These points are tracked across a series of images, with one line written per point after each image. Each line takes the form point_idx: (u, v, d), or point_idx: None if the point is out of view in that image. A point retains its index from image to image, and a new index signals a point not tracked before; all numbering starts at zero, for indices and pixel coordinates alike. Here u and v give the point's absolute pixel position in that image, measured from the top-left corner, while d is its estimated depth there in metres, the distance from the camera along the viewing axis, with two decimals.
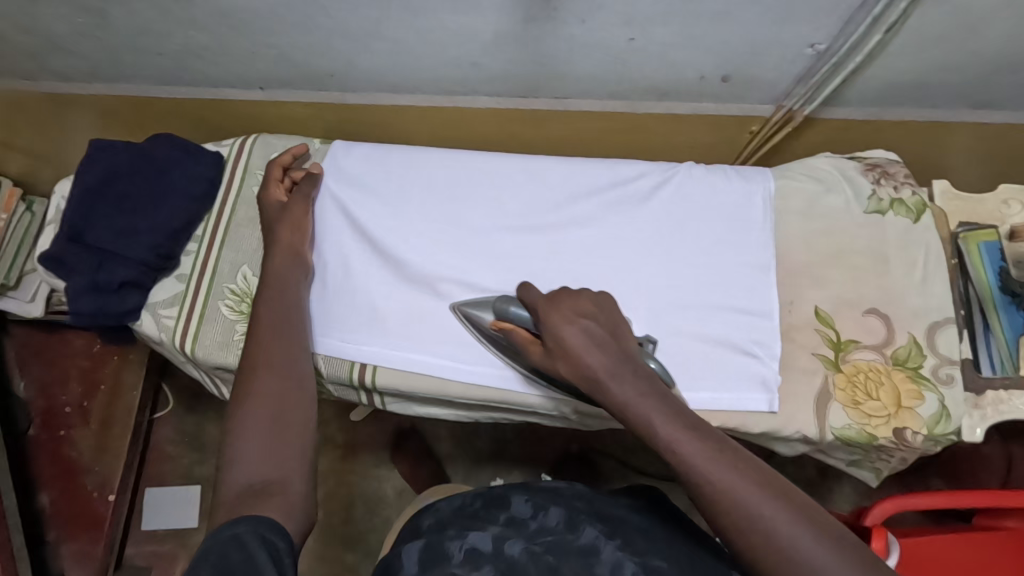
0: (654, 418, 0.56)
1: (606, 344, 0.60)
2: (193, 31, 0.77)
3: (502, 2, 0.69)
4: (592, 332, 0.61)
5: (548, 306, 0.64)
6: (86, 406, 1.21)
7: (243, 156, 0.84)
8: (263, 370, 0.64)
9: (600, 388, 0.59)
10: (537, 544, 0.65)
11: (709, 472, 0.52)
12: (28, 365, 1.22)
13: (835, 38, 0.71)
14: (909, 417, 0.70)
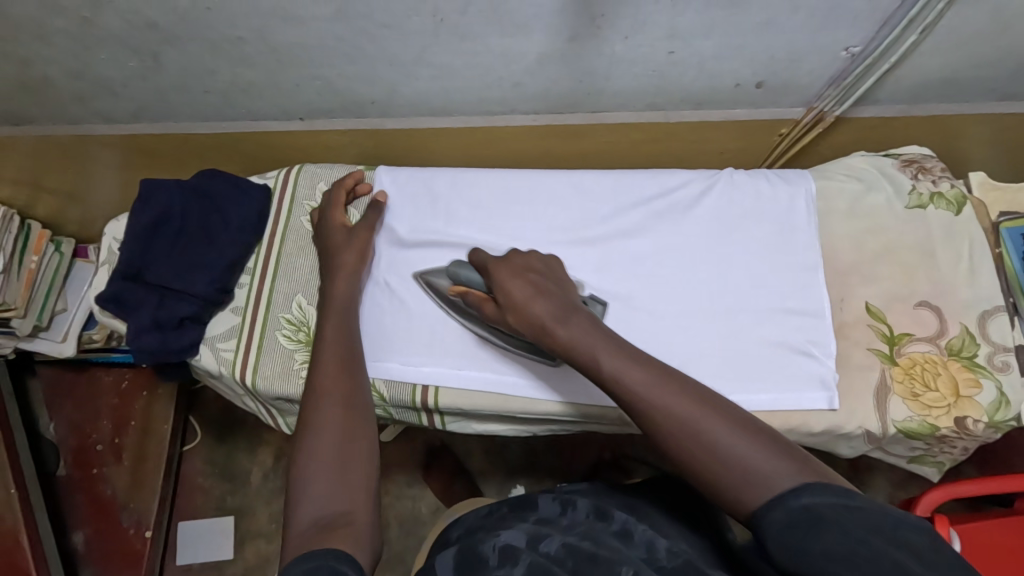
0: (642, 384, 0.54)
1: (548, 294, 0.64)
2: (237, 67, 0.78)
3: (549, 24, 0.69)
4: (536, 287, 0.65)
5: (505, 267, 0.68)
6: (119, 443, 1.21)
7: (289, 187, 0.85)
8: (325, 401, 0.61)
9: (605, 373, 0.57)
10: (570, 534, 0.65)
11: (704, 423, 0.51)
12: (58, 405, 1.23)
13: (873, 40, 0.72)
14: (969, 406, 0.71)
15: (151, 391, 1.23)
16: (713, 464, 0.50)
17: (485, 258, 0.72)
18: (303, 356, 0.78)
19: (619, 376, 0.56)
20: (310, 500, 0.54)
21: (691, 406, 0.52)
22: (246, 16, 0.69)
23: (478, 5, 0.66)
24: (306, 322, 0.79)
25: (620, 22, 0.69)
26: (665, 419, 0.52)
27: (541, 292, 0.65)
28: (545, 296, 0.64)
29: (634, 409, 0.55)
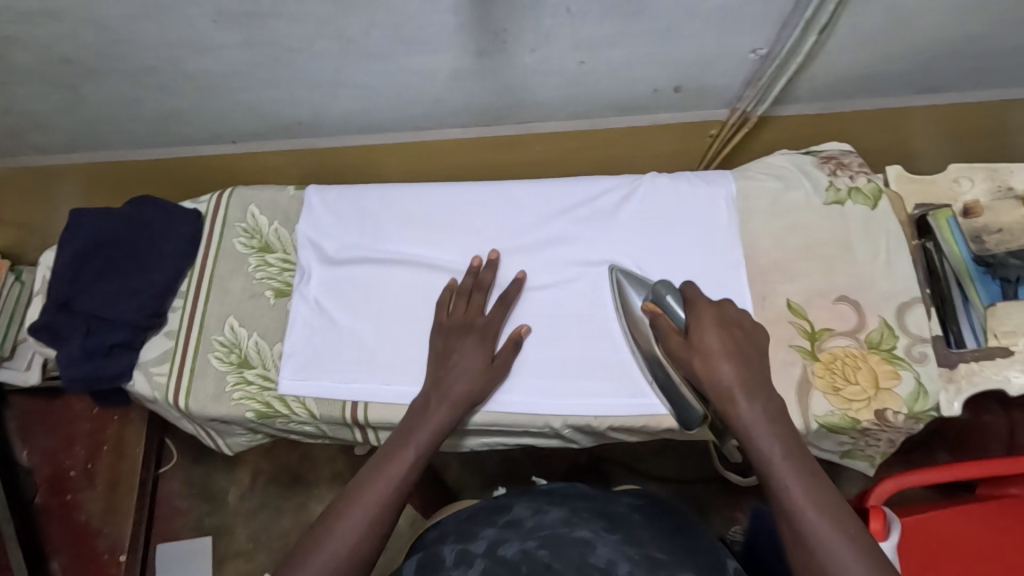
0: (791, 484, 0.60)
1: (741, 357, 0.66)
2: (160, 95, 0.80)
3: (455, 39, 0.70)
4: (734, 353, 0.66)
5: (719, 321, 0.69)
6: (91, 469, 1.27)
7: (221, 210, 0.86)
8: (366, 489, 0.66)
9: (762, 462, 0.61)
10: (531, 539, 0.71)
11: (824, 527, 0.57)
12: (33, 435, 1.29)
13: (775, 41, 0.74)
14: (890, 398, 0.71)
15: (121, 419, 1.30)
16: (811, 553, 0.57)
17: (698, 309, 0.70)
18: (235, 377, 0.79)
19: (772, 466, 0.61)
20: (325, 552, 0.61)
21: (809, 505, 0.58)
22: (156, 45, 0.70)
23: (380, 24, 0.68)
24: (238, 343, 0.81)
25: (524, 35, 0.70)
26: (811, 503, 0.58)
27: (740, 369, 0.65)
28: (735, 360, 0.66)
29: (768, 490, 0.61)
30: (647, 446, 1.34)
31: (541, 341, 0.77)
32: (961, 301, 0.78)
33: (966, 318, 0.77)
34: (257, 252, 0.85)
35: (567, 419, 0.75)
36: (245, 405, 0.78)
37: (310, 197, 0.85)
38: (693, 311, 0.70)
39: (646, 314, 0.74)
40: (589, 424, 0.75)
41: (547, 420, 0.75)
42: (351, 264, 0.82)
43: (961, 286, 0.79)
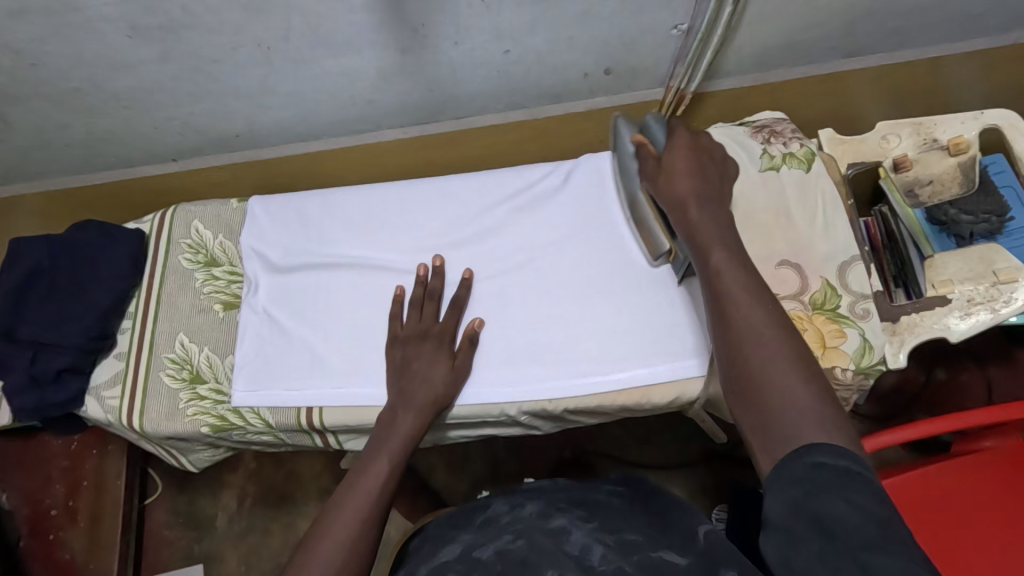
0: (727, 270, 0.55)
1: (705, 177, 0.63)
2: (92, 118, 0.79)
3: (375, 38, 0.71)
4: (694, 169, 0.63)
5: (688, 145, 0.66)
6: (73, 506, 1.13)
7: (165, 229, 0.86)
8: (346, 504, 0.62)
9: (702, 254, 0.58)
10: (506, 534, 0.64)
11: (753, 320, 0.52)
12: (8, 476, 1.12)
13: (694, 16, 0.75)
14: (836, 356, 0.71)
15: (102, 448, 1.15)
16: (735, 342, 0.51)
17: (671, 141, 0.67)
18: (188, 393, 0.78)
19: (716, 262, 0.56)
20: (324, 552, 0.57)
21: (745, 299, 0.53)
22: (76, 66, 0.70)
23: (296, 29, 0.68)
24: (189, 359, 0.80)
25: (444, 29, 0.70)
26: (740, 296, 0.53)
27: (698, 179, 0.63)
28: (699, 177, 0.63)
29: (707, 283, 0.57)
30: (632, 434, 1.34)
31: (490, 332, 0.77)
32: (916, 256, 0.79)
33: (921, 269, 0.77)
34: (204, 267, 0.84)
35: (522, 406, 0.75)
36: (200, 420, 0.77)
37: (248, 212, 0.85)
38: (670, 141, 0.67)
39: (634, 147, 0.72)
40: (547, 409, 0.75)
41: (502, 408, 0.75)
42: (298, 270, 0.82)
43: (916, 244, 0.79)
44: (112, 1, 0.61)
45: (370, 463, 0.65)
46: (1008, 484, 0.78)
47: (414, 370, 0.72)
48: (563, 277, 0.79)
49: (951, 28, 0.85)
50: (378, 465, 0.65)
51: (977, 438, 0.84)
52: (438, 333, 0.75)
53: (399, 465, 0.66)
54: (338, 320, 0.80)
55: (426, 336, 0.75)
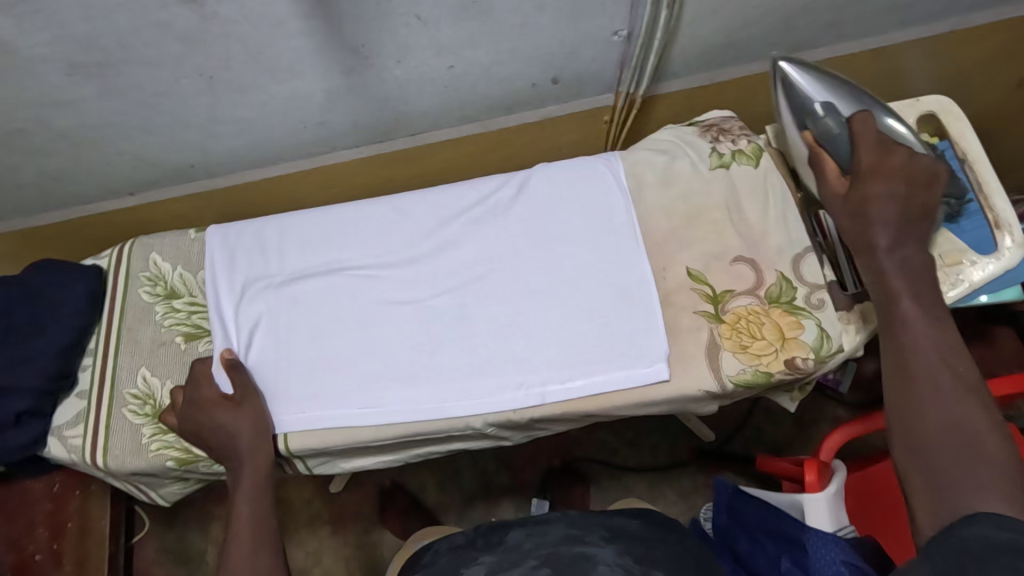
0: (915, 321, 0.59)
1: (904, 212, 0.63)
2: (41, 157, 0.79)
3: (316, 61, 0.71)
4: (896, 212, 0.63)
5: (887, 169, 0.65)
6: (58, 550, 1.11)
7: (123, 262, 0.85)
8: (237, 538, 0.67)
9: (889, 301, 0.61)
10: (530, 558, 0.65)
11: (932, 372, 0.56)
12: None
13: (632, 21, 0.76)
14: (795, 346, 0.72)
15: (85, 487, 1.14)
16: (907, 420, 0.55)
17: (861, 154, 0.66)
18: (151, 429, 0.78)
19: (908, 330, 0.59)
20: None
21: (936, 381, 0.55)
22: (17, 108, 0.70)
23: (237, 57, 0.68)
24: (151, 394, 0.79)
25: (384, 48, 0.71)
26: (931, 377, 0.56)
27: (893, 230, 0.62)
28: (897, 211, 0.63)
29: (894, 348, 0.59)
30: (619, 437, 1.33)
31: (452, 345, 0.78)
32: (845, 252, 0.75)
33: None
34: (163, 299, 0.84)
35: (487, 418, 0.74)
36: (164, 454, 0.76)
37: (208, 241, 0.85)
38: (856, 152, 0.67)
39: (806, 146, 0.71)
40: (515, 422, 0.75)
41: (469, 421, 0.75)
42: (257, 297, 0.82)
43: None
44: (44, 42, 0.61)
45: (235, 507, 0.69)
46: None
47: (209, 427, 0.73)
48: (520, 287, 0.79)
49: (886, 19, 0.87)
50: (242, 506, 0.69)
51: None
52: (203, 382, 0.76)
53: (260, 497, 0.70)
54: (299, 343, 0.80)
55: (192, 390, 0.76)
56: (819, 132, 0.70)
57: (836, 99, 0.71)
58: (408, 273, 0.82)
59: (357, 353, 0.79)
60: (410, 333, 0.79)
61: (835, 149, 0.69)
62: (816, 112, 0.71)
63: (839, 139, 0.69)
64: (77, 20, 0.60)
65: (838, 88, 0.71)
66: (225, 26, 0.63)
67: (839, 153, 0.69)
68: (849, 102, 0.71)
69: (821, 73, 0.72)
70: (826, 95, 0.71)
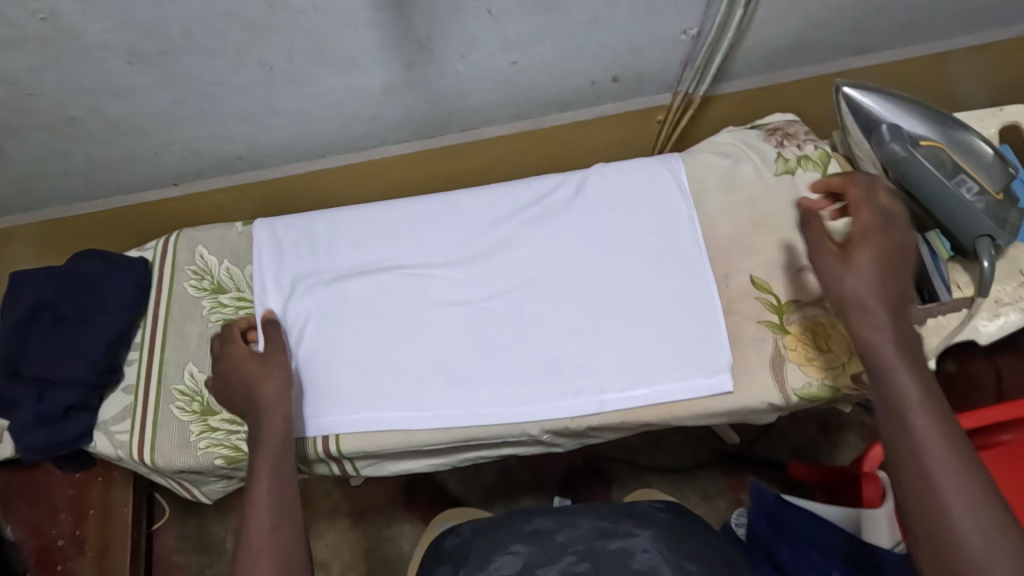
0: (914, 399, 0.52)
1: (892, 279, 0.58)
2: (90, 145, 0.77)
3: (378, 54, 0.69)
4: (876, 241, 0.60)
5: (876, 232, 0.61)
6: (79, 535, 1.12)
7: (169, 254, 0.84)
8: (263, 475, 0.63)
9: (884, 375, 0.54)
10: (566, 553, 0.64)
11: (943, 460, 0.49)
12: (12, 507, 1.13)
13: (704, 20, 0.73)
14: (863, 361, 0.70)
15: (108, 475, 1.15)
16: (911, 464, 0.50)
17: (858, 213, 0.62)
18: (199, 426, 0.76)
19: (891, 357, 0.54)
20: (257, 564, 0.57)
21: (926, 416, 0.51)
22: (72, 94, 0.68)
23: (300, 48, 0.66)
24: (198, 390, 0.78)
25: (449, 41, 0.69)
26: (942, 465, 0.49)
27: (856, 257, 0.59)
28: (886, 272, 0.58)
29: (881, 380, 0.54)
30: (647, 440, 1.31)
31: (507, 349, 0.76)
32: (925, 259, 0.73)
33: (934, 268, 0.73)
34: (211, 294, 0.82)
35: (544, 424, 0.73)
36: (212, 452, 0.75)
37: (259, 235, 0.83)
38: (856, 210, 0.63)
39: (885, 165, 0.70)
40: (572, 429, 0.74)
41: (524, 427, 0.73)
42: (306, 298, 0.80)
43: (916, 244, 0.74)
44: (108, 28, 0.59)
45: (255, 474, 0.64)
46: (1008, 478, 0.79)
47: (240, 377, 0.71)
48: (576, 291, 0.77)
49: (955, 23, 0.84)
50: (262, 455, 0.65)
51: (997, 431, 0.81)
52: (235, 340, 0.74)
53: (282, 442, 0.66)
54: (351, 341, 0.78)
55: (225, 363, 0.73)
56: (884, 156, 0.69)
57: (899, 119, 0.70)
58: (459, 275, 0.80)
59: (410, 354, 0.77)
60: (463, 336, 0.77)
61: (905, 172, 0.69)
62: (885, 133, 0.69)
63: (906, 162, 0.68)
64: (145, 5, 0.57)
65: (905, 107, 0.70)
66: (292, 17, 0.61)
67: (911, 175, 0.69)
68: (916, 121, 0.70)
69: (885, 93, 0.71)
70: (893, 114, 0.70)
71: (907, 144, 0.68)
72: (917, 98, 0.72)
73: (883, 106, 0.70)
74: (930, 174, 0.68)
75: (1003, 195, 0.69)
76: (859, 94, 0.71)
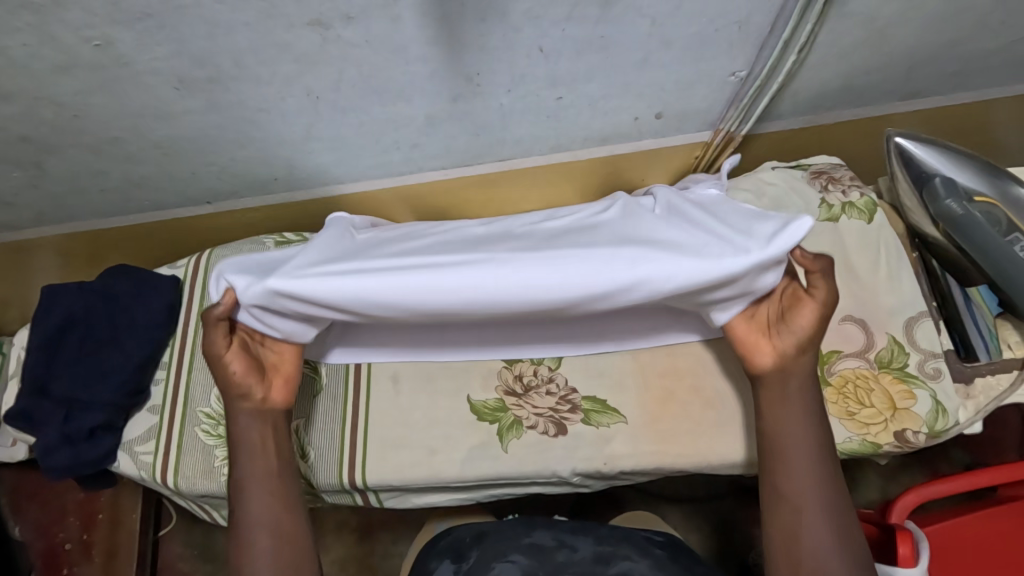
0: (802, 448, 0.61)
1: (805, 348, 0.62)
2: (129, 164, 0.77)
3: (426, 87, 0.68)
4: (806, 331, 0.61)
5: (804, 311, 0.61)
6: (87, 540, 1.21)
7: (199, 274, 0.83)
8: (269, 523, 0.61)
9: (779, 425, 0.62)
10: (566, 572, 0.65)
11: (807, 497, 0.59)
12: (23, 508, 1.22)
13: (754, 63, 0.72)
14: (907, 418, 0.69)
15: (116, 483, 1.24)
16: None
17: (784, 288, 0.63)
18: (223, 451, 0.75)
19: (803, 442, 0.61)
20: None
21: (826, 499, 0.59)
22: (116, 116, 0.68)
23: (349, 79, 0.65)
24: (224, 414, 0.77)
25: (499, 77, 0.68)
26: (806, 501, 0.59)
27: (812, 351, 0.62)
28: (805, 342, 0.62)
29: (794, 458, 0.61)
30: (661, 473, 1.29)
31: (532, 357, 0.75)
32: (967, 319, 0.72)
33: (970, 317, 0.72)
34: None
35: (575, 466, 0.71)
36: None
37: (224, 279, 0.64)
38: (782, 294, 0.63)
39: (943, 219, 0.69)
40: (603, 473, 0.73)
41: (555, 468, 0.72)
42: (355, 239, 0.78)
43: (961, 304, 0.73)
44: (162, 56, 0.59)
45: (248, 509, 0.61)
46: None
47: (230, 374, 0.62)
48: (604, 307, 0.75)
49: (1007, 72, 0.82)
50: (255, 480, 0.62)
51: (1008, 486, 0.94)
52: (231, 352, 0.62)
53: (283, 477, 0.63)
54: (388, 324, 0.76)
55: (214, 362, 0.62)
56: (940, 214, 0.69)
57: (956, 173, 0.68)
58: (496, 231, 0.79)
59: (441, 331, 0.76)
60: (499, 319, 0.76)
61: (964, 230, 0.68)
62: (939, 188, 0.68)
63: (963, 221, 0.68)
64: (201, 36, 0.57)
65: (963, 162, 0.68)
66: (345, 49, 0.61)
67: (972, 231, 0.68)
68: (974, 176, 0.68)
69: (941, 145, 0.69)
70: (949, 168, 0.68)
71: (962, 200, 0.68)
72: (973, 150, 0.71)
73: (942, 162, 0.68)
74: (988, 232, 0.67)
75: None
76: (913, 146, 0.69)
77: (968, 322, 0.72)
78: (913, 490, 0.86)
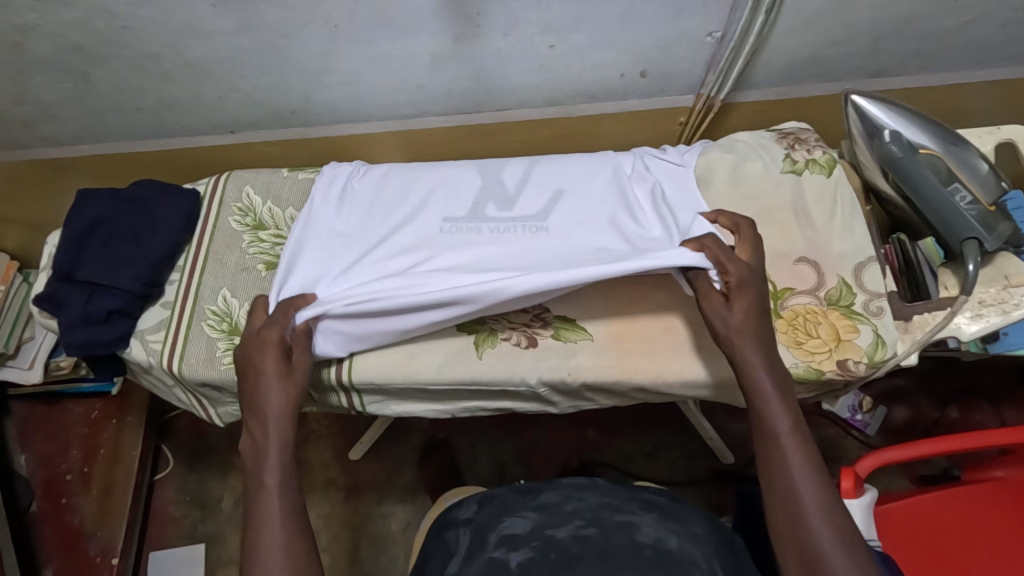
0: (779, 420, 0.63)
1: (755, 330, 0.68)
2: (166, 84, 0.86)
3: (432, 23, 0.77)
4: (750, 313, 0.68)
5: (739, 291, 0.69)
6: (87, 472, 1.29)
7: (218, 193, 0.91)
8: (267, 518, 0.63)
9: (758, 404, 0.65)
10: (575, 518, 0.74)
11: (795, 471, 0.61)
12: (30, 439, 1.32)
13: (728, 23, 0.80)
14: (850, 349, 0.74)
15: (121, 419, 1.32)
16: (799, 536, 0.59)
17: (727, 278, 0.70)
18: (226, 343, 0.83)
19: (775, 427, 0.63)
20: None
21: (796, 456, 0.62)
22: (161, 31, 0.77)
23: (364, 9, 0.75)
24: (229, 312, 0.85)
25: (496, 19, 0.77)
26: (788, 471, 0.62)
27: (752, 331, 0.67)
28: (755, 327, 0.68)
29: (762, 437, 0.64)
30: (639, 446, 1.33)
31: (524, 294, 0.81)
32: (925, 266, 0.80)
33: (927, 266, 0.80)
34: (252, 229, 0.89)
35: (542, 378, 0.78)
36: None
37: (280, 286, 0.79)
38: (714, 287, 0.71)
39: (889, 164, 0.75)
40: (569, 388, 0.79)
41: (522, 378, 0.78)
42: (343, 192, 0.89)
43: (920, 255, 0.81)
44: None
45: (257, 506, 0.64)
46: (1008, 509, 0.90)
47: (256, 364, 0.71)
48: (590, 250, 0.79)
49: (968, 56, 0.89)
50: (266, 476, 0.66)
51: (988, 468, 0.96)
52: (264, 338, 0.72)
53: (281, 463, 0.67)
54: (383, 249, 0.82)
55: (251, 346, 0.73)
56: (881, 155, 0.76)
57: (902, 124, 0.74)
58: (493, 194, 0.87)
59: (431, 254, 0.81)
60: (492, 244, 0.81)
61: (903, 172, 0.74)
62: (886, 135, 0.74)
63: (904, 163, 0.74)
64: None
65: (910, 115, 0.75)
66: None
67: (912, 174, 0.74)
68: (920, 127, 0.74)
69: (890, 100, 0.76)
70: (896, 119, 0.75)
71: (905, 145, 0.74)
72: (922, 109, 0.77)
73: (889, 115, 0.75)
74: (925, 177, 0.74)
75: (996, 207, 0.74)
76: (866, 101, 0.76)
77: (923, 267, 0.80)
78: (870, 453, 0.86)
